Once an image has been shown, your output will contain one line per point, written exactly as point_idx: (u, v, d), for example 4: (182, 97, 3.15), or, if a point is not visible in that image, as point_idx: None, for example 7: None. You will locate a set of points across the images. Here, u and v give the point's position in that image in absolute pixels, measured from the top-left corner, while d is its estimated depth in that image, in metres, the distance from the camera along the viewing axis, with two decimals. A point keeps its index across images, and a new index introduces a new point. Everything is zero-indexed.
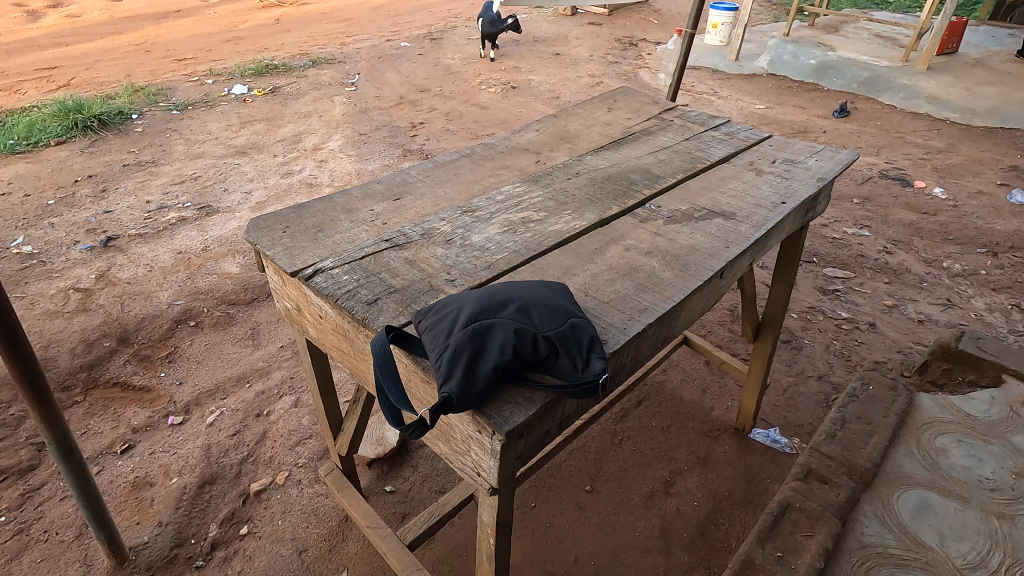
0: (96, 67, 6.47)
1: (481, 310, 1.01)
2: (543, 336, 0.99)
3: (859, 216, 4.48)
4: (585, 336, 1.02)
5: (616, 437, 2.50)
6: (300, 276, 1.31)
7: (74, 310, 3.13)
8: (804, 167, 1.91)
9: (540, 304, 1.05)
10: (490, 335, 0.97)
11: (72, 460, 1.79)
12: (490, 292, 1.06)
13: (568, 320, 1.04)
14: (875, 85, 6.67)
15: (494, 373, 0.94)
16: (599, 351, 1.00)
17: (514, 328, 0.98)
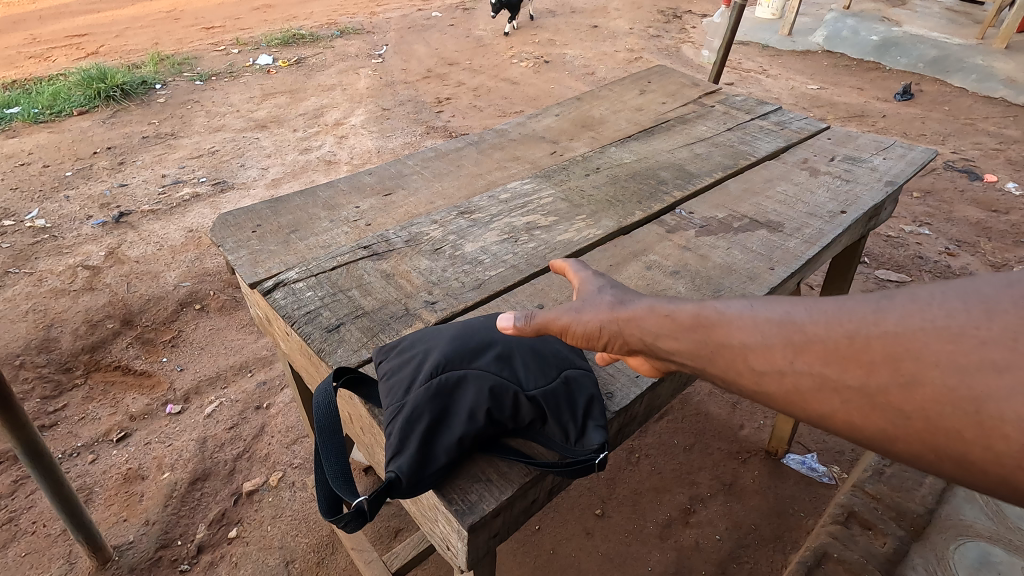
0: (124, 35, 6.40)
1: (450, 358, 0.82)
2: (525, 398, 0.80)
3: (919, 212, 4.07)
4: (581, 394, 0.83)
5: (632, 455, 2.29)
6: (259, 288, 1.13)
7: (80, 289, 3.06)
8: (868, 167, 1.62)
9: (528, 351, 0.86)
10: (457, 394, 0.80)
11: (44, 462, 1.69)
12: (466, 329, 0.87)
13: (562, 372, 0.85)
14: (943, 66, 6.09)
15: (458, 445, 0.77)
16: (597, 417, 0.81)
17: (489, 386, 0.79)
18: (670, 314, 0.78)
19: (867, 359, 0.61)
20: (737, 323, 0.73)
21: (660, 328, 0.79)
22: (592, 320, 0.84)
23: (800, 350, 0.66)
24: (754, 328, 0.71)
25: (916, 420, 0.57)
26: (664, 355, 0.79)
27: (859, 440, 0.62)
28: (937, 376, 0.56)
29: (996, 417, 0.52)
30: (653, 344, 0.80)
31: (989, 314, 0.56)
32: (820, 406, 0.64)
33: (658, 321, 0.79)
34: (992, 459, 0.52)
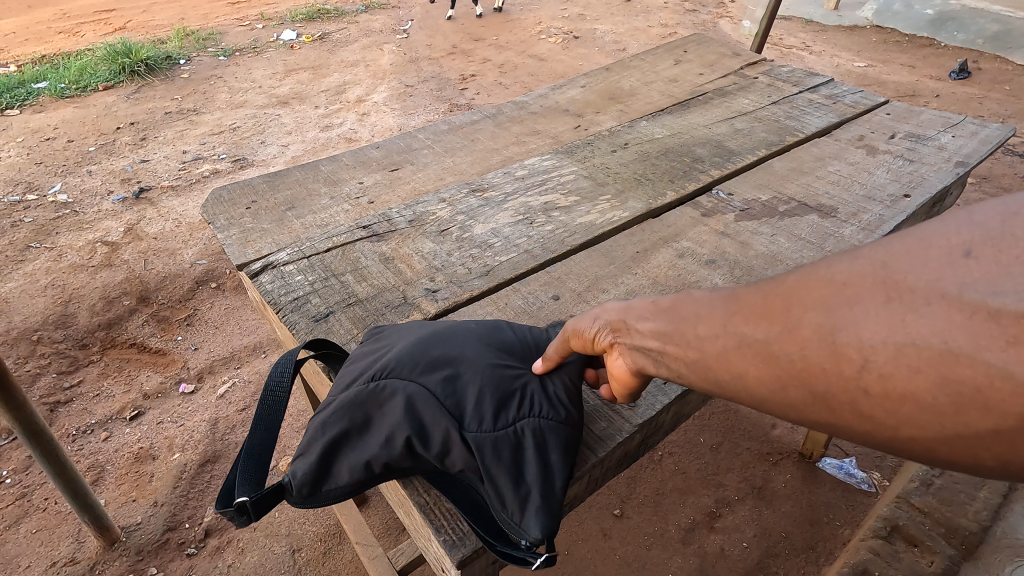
0: (151, 10, 6.37)
1: (400, 368, 0.77)
2: (460, 443, 0.71)
3: (975, 199, 3.78)
4: (534, 454, 0.72)
5: (655, 453, 2.17)
6: (246, 270, 1.03)
7: (98, 265, 3.05)
8: (935, 145, 1.43)
9: (497, 385, 0.76)
10: (390, 413, 0.74)
11: (44, 442, 1.64)
12: (438, 340, 0.80)
13: (524, 420, 0.74)
14: (1006, 42, 5.65)
15: (367, 468, 0.74)
16: (540, 494, 0.69)
17: (423, 418, 0.73)
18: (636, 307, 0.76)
19: (776, 308, 0.60)
20: (676, 300, 0.73)
21: (623, 319, 0.76)
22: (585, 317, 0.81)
23: (726, 309, 0.66)
24: (687, 300, 0.70)
25: (800, 368, 0.57)
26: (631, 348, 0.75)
27: (766, 399, 0.61)
28: (819, 314, 0.56)
29: (856, 345, 0.53)
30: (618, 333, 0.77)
31: (866, 260, 0.56)
32: (738, 364, 0.62)
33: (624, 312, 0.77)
34: (856, 386, 0.52)
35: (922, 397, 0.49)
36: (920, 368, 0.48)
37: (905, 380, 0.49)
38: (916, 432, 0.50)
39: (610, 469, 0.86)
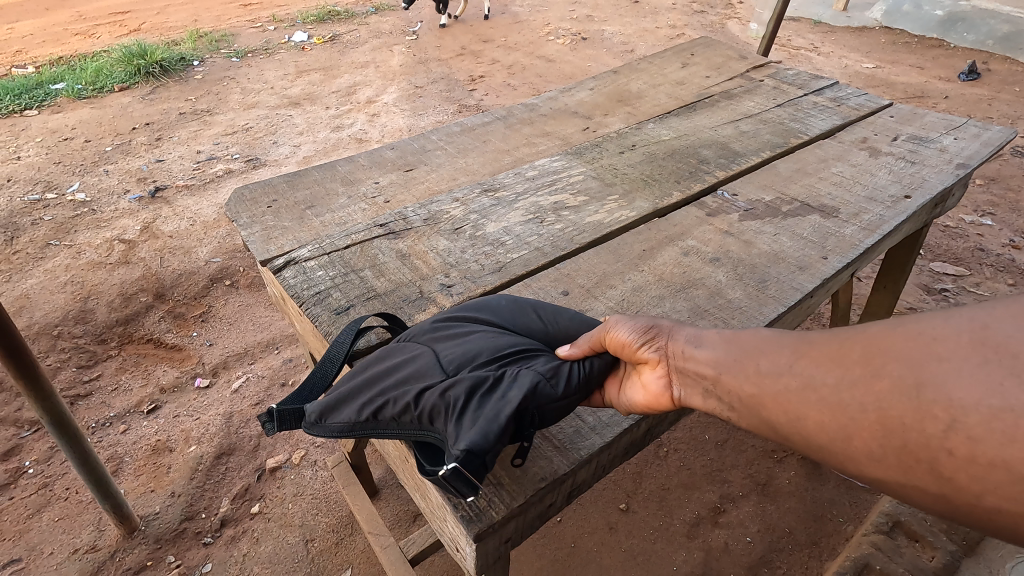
0: (165, 12, 6.47)
1: (419, 344, 0.87)
2: (434, 391, 0.77)
3: (982, 200, 3.79)
4: (492, 398, 0.75)
5: (660, 449, 2.20)
6: (270, 266, 1.08)
7: (116, 262, 3.12)
8: (938, 147, 1.46)
9: (491, 352, 0.83)
10: (396, 373, 0.83)
11: (69, 432, 1.70)
12: (459, 321, 0.90)
13: (498, 373, 0.79)
14: (1016, 42, 5.64)
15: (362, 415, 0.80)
16: (479, 425, 0.70)
17: (417, 377, 0.81)
18: (699, 336, 0.80)
19: (853, 355, 0.64)
20: (744, 334, 0.77)
21: (684, 344, 0.80)
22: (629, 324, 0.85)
23: (797, 351, 0.70)
24: (757, 335, 0.75)
25: (879, 419, 0.60)
26: (681, 370, 0.79)
27: (833, 443, 0.63)
28: (905, 368, 0.59)
29: (944, 402, 0.55)
30: (673, 356, 0.80)
31: (960, 322, 0.59)
32: (800, 406, 0.66)
33: (687, 339, 0.81)
34: (943, 444, 0.54)
35: (1016, 468, 0.50)
36: (1016, 436, 0.50)
37: (997, 447, 0.51)
38: (999, 502, 0.52)
39: (617, 456, 0.90)
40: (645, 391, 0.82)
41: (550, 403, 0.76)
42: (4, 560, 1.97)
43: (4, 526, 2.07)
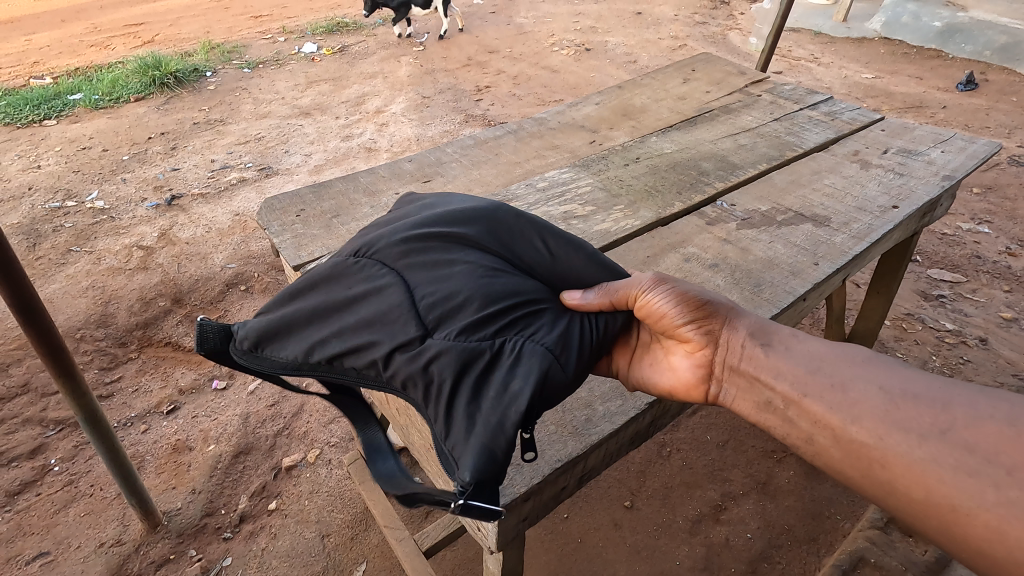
0: (178, 24, 6.61)
1: (401, 276, 0.93)
2: (423, 359, 0.84)
3: (979, 209, 3.86)
4: (488, 391, 0.82)
5: (664, 449, 2.27)
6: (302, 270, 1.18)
7: (135, 268, 3.22)
8: (925, 160, 1.55)
9: (481, 304, 0.89)
10: (373, 309, 0.91)
11: (100, 429, 1.79)
12: (440, 248, 0.95)
13: (493, 346, 0.85)
14: (1013, 53, 5.73)
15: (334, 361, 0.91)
16: (482, 433, 0.77)
17: (401, 325, 0.89)
18: (799, 360, 0.93)
19: (996, 448, 0.73)
20: (843, 361, 0.90)
21: (775, 358, 0.95)
22: (670, 294, 1.01)
23: (932, 426, 0.78)
24: (892, 401, 0.82)
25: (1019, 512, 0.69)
26: (733, 369, 0.98)
27: (961, 519, 0.73)
28: None
29: None
30: (749, 361, 0.97)
31: None
32: (929, 478, 0.76)
33: (781, 356, 0.95)
34: None
35: None
36: None
37: None
38: None
39: (624, 444, 0.98)
40: (672, 368, 1.02)
41: (551, 387, 0.84)
42: (33, 554, 2.05)
43: (32, 521, 2.15)
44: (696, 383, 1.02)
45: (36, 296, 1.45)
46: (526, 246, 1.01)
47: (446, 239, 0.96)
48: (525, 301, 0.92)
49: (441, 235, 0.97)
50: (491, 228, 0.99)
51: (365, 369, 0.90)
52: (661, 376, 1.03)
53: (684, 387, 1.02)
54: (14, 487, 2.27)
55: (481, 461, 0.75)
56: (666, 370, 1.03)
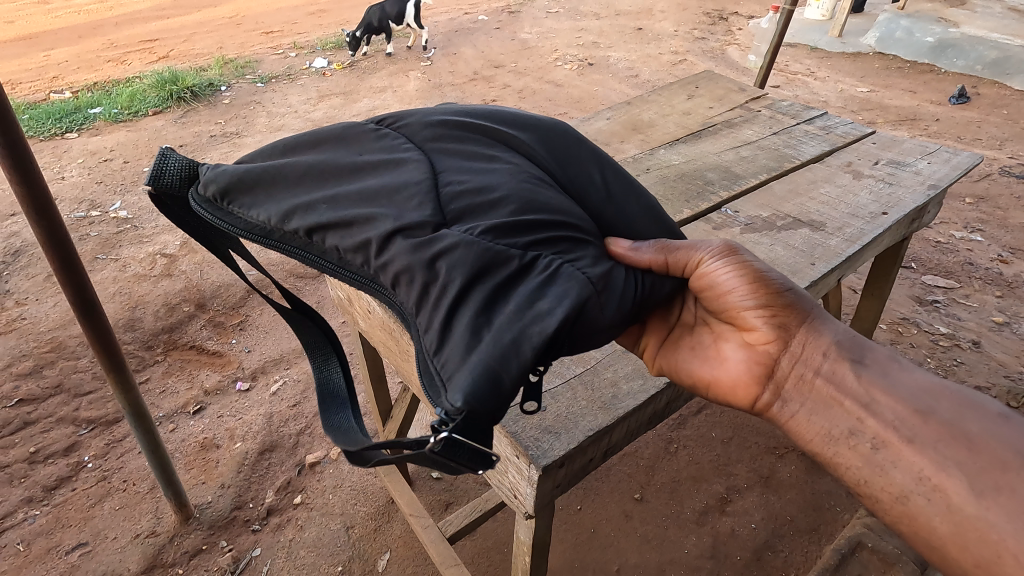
0: (192, 39, 6.79)
1: (433, 163, 0.93)
2: (437, 249, 0.81)
3: (972, 218, 4.00)
4: (508, 304, 0.78)
5: (671, 445, 2.38)
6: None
7: (160, 275, 3.35)
8: (913, 170, 1.69)
9: (519, 210, 0.86)
10: (385, 187, 0.90)
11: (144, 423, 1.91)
12: (482, 151, 0.94)
13: (526, 258, 0.81)
14: (1003, 68, 5.92)
15: (321, 231, 0.90)
16: (488, 350, 0.73)
17: (417, 206, 0.86)
18: (894, 389, 0.88)
19: None
20: (952, 403, 0.85)
21: (861, 379, 0.90)
22: (736, 268, 1.00)
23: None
24: (989, 457, 0.79)
25: None
26: (798, 381, 0.96)
27: None
28: None
29: None
30: (827, 376, 0.93)
31: None
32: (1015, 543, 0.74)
33: (869, 377, 0.90)
34: None
35: None
36: None
37: None
38: None
39: (644, 422, 1.10)
40: (724, 358, 1.04)
41: (583, 323, 0.80)
42: (72, 544, 2.15)
43: (70, 514, 2.26)
44: (750, 386, 1.01)
45: (94, 295, 1.55)
46: (584, 173, 0.97)
47: (494, 140, 0.97)
48: (573, 226, 0.88)
49: (491, 137, 0.97)
50: (546, 139, 0.98)
51: (350, 245, 0.88)
52: (713, 368, 1.05)
53: (734, 385, 1.03)
54: (51, 482, 2.37)
55: (479, 387, 0.71)
56: (714, 360, 1.05)
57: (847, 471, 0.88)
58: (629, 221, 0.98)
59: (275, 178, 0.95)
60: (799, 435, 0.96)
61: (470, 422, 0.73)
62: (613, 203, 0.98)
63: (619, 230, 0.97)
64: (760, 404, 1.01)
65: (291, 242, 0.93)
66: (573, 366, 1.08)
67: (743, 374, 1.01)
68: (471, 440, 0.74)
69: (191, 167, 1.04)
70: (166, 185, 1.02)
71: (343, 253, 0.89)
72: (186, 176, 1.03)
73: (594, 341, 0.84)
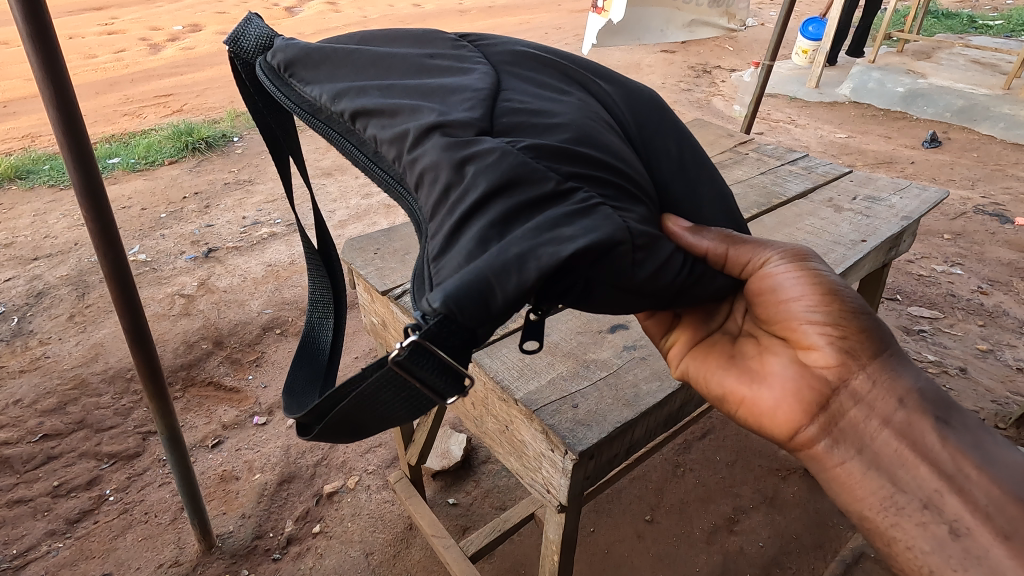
0: (205, 94, 7.09)
1: (500, 84, 0.99)
2: (471, 152, 0.84)
3: (951, 252, 4.22)
4: (528, 222, 0.79)
5: (678, 468, 2.47)
6: (392, 294, 1.54)
7: (178, 314, 3.47)
8: (887, 204, 1.89)
9: (574, 139, 0.90)
10: (444, 90, 0.95)
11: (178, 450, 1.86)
12: (553, 90, 1.01)
13: (563, 183, 0.83)
14: (970, 115, 6.34)
15: (362, 119, 0.99)
16: (491, 260, 0.74)
17: (465, 109, 0.91)
18: (981, 462, 0.88)
19: None
20: None
21: (946, 443, 0.89)
22: (803, 276, 1.03)
23: None
24: None
25: None
26: (857, 415, 0.95)
27: None
28: None
29: None
30: (899, 428, 0.92)
31: None
32: None
33: (956, 444, 0.89)
34: None
35: None
36: None
37: None
38: None
39: (660, 424, 1.25)
40: (770, 373, 1.06)
41: (603, 262, 0.80)
42: None
43: (93, 546, 2.30)
44: (794, 414, 1.01)
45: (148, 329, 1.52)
46: (660, 141, 1.03)
47: (571, 81, 1.04)
48: (629, 179, 0.91)
49: (571, 79, 1.05)
50: (624, 101, 1.04)
51: (389, 134, 0.94)
52: (756, 387, 1.06)
53: (772, 407, 1.03)
54: (74, 515, 2.41)
55: (462, 293, 0.73)
56: (763, 377, 1.07)
57: (900, 550, 0.90)
58: (698, 201, 1.04)
59: (341, 67, 1.06)
60: (845, 486, 0.95)
61: (446, 327, 0.74)
62: (686, 177, 1.04)
63: (686, 207, 1.03)
64: (800, 437, 1.00)
65: (336, 126, 1.05)
66: (597, 370, 1.24)
67: (788, 397, 1.02)
68: (440, 350, 0.75)
69: (268, 37, 1.17)
70: (241, 48, 1.17)
71: (379, 142, 0.96)
72: (262, 44, 1.16)
73: (611, 293, 0.84)
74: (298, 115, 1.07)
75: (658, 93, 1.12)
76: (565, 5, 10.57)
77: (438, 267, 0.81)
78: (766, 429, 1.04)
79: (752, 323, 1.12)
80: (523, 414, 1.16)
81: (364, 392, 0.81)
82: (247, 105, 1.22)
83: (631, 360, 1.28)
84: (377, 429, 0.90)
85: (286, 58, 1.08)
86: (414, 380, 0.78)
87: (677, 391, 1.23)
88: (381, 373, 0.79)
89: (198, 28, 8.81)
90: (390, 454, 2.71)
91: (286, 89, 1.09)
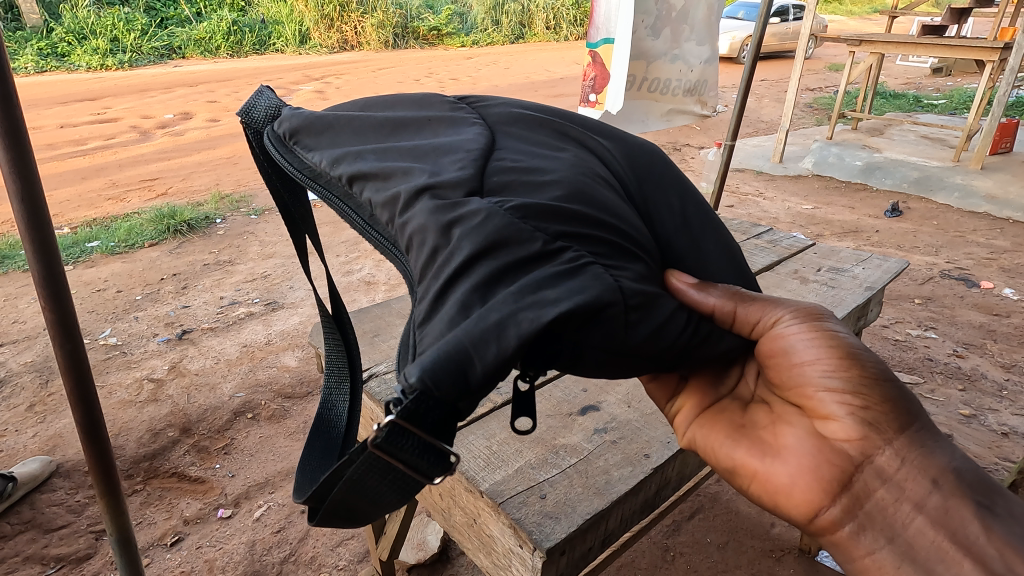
0: (191, 177, 7.20)
1: (494, 143, 1.01)
2: (457, 216, 0.85)
3: (923, 317, 4.29)
4: (512, 284, 0.78)
5: (668, 553, 2.34)
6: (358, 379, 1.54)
7: (145, 400, 3.35)
8: (850, 275, 1.96)
9: (566, 196, 0.90)
10: (442, 149, 0.98)
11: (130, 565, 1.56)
12: (548, 147, 1.02)
13: (550, 244, 0.82)
14: (926, 185, 6.70)
15: (359, 185, 1.01)
16: (469, 328, 0.74)
17: (456, 169, 0.92)
18: None
19: None
20: None
21: (990, 535, 0.83)
22: (814, 338, 1.03)
23: None
24: None
25: None
26: (883, 497, 0.91)
27: None
28: None
29: None
30: (933, 514, 0.87)
31: None
32: None
33: (1002, 534, 0.83)
34: None
35: None
36: None
37: None
38: None
39: (636, 511, 1.21)
40: (783, 447, 1.03)
41: (593, 324, 0.79)
42: None
43: None
44: (811, 493, 0.97)
45: (104, 419, 1.33)
46: (659, 193, 1.05)
47: (567, 138, 1.06)
48: (627, 236, 0.91)
49: (568, 136, 1.06)
50: (620, 155, 1.06)
51: (382, 199, 0.96)
52: (768, 461, 1.03)
53: (787, 483, 1.00)
54: None
55: (431, 362, 0.72)
56: (775, 451, 1.03)
57: None
58: (702, 258, 1.06)
59: (341, 133, 1.09)
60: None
61: (419, 402, 0.73)
62: (689, 232, 1.05)
63: (689, 261, 1.04)
64: (821, 519, 0.95)
65: (334, 189, 1.06)
66: (567, 457, 1.21)
67: (805, 474, 0.98)
68: (419, 429, 0.75)
69: (276, 108, 1.21)
70: (252, 119, 1.21)
71: (374, 206, 0.98)
72: (271, 113, 1.20)
73: (607, 358, 0.82)
74: (299, 180, 1.09)
75: (655, 147, 1.13)
76: (542, 91, 11.20)
77: (422, 334, 0.80)
78: (782, 507, 1.00)
79: (765, 388, 1.11)
80: (489, 507, 1.11)
81: (350, 475, 0.79)
82: (261, 176, 1.21)
83: (601, 444, 1.25)
84: (376, 513, 0.86)
85: (291, 126, 1.11)
86: (396, 462, 0.76)
87: (651, 475, 1.19)
88: (364, 457, 0.78)
89: (188, 116, 9.11)
90: (363, 547, 2.57)
91: (289, 156, 1.12)
